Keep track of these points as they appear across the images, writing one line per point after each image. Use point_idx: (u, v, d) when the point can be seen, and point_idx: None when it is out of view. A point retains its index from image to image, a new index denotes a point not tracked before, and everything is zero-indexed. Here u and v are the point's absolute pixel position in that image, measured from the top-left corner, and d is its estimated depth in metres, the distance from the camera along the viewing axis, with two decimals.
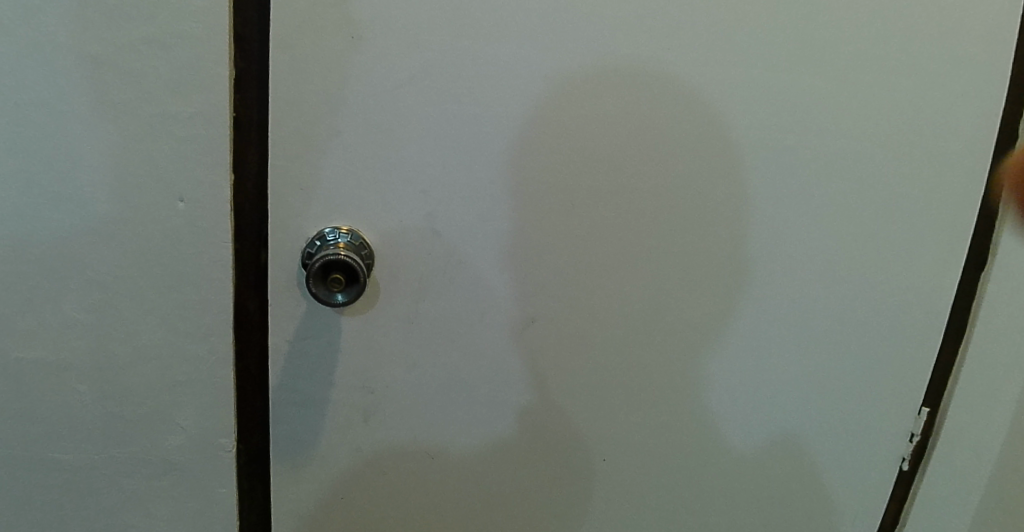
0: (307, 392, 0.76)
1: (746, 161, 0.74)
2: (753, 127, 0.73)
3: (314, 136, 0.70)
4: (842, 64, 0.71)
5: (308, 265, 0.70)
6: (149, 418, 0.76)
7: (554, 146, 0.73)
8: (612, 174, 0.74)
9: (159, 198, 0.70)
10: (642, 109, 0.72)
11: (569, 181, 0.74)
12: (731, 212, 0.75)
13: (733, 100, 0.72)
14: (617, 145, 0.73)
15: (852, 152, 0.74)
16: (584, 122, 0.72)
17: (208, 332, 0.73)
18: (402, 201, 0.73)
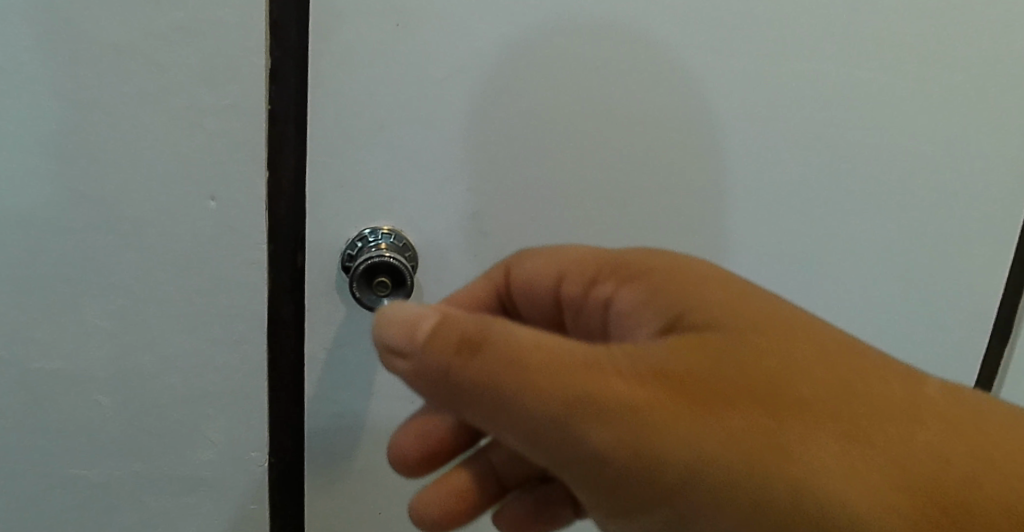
0: (346, 403, 0.72)
1: (801, 159, 0.70)
2: (799, 126, 0.69)
3: (355, 130, 0.65)
4: (899, 56, 0.68)
5: (350, 269, 0.66)
6: (174, 431, 0.71)
7: (587, 140, 0.68)
8: (666, 175, 0.70)
9: (189, 197, 0.65)
10: (689, 110, 0.68)
11: (602, 177, 0.69)
12: (788, 206, 0.72)
13: (778, 101, 0.68)
14: (667, 146, 0.69)
15: (905, 150, 0.71)
16: (630, 124, 0.68)
17: (241, 337, 0.69)
18: (445, 201, 0.68)
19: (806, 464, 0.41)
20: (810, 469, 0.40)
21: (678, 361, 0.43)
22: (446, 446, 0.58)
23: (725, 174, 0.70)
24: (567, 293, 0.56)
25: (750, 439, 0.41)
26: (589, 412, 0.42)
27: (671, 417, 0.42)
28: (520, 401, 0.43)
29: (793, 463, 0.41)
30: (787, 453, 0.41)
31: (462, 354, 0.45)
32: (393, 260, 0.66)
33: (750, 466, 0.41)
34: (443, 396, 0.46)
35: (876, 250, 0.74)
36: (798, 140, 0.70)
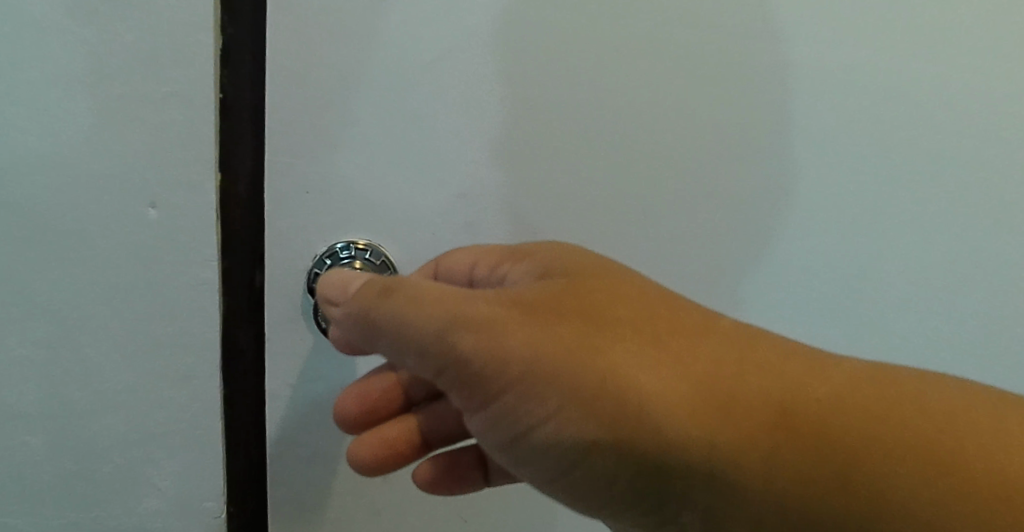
0: (316, 446, 0.61)
1: (874, 174, 0.56)
2: (869, 134, 0.55)
3: (322, 125, 0.54)
4: (1003, 47, 0.54)
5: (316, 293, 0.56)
6: (117, 477, 0.60)
7: (602, 142, 0.56)
8: (702, 180, 0.56)
9: (125, 204, 0.54)
10: (731, 100, 0.55)
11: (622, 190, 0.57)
12: (858, 231, 0.57)
13: (844, 102, 0.55)
14: (704, 143, 0.56)
15: (1006, 165, 0.56)
16: (656, 116, 0.55)
17: (190, 370, 0.58)
18: (433, 209, 0.57)
19: (682, 402, 0.36)
20: (686, 408, 0.36)
21: (559, 293, 0.40)
22: (375, 393, 0.54)
23: (780, 176, 0.56)
24: (478, 277, 0.48)
25: (626, 373, 0.37)
26: (465, 330, 0.39)
27: (544, 345, 0.38)
28: (404, 314, 0.41)
29: (669, 399, 0.36)
30: (664, 392, 0.36)
31: (380, 289, 0.43)
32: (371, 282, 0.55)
33: (626, 402, 0.37)
34: (355, 331, 0.44)
35: (973, 285, 0.59)
36: (876, 137, 0.55)
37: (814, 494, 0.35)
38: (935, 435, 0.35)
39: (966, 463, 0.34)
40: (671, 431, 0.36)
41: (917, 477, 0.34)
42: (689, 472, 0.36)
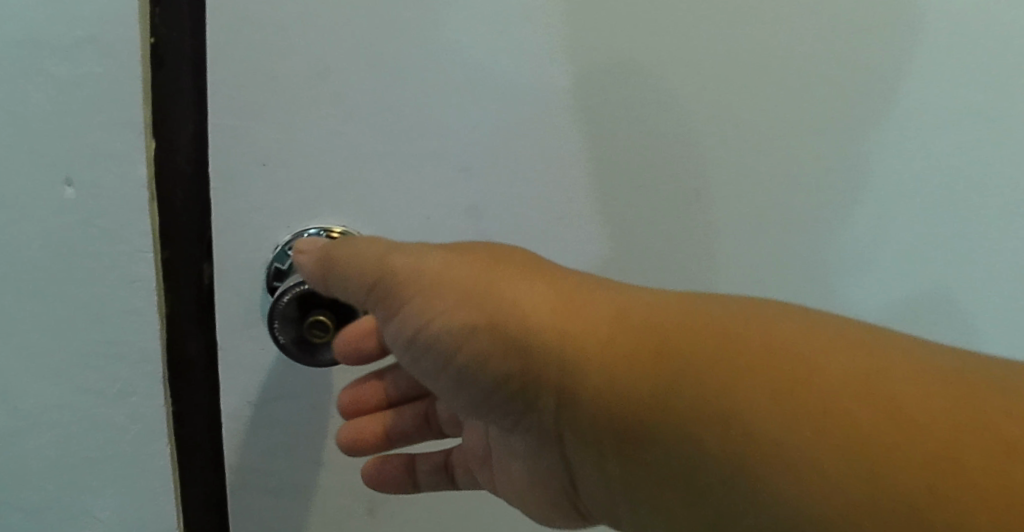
0: (284, 478, 0.49)
1: (960, 129, 0.46)
2: (957, 81, 0.46)
3: (281, 77, 0.42)
4: None
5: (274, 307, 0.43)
6: (47, 512, 0.50)
7: (636, 95, 0.44)
8: (761, 147, 0.46)
9: (35, 180, 0.43)
10: (796, 48, 0.44)
11: (660, 154, 0.46)
12: (941, 197, 0.48)
13: (929, 43, 0.45)
14: (767, 101, 0.45)
15: None
16: (705, 69, 0.44)
17: (128, 385, 0.47)
18: (427, 185, 0.45)
19: (559, 333, 0.36)
20: (563, 339, 0.36)
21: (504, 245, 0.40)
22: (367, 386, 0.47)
23: (857, 139, 0.46)
24: None
25: (507, 301, 0.37)
26: (402, 255, 0.40)
27: (466, 273, 0.39)
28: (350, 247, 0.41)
29: (550, 330, 0.37)
30: (542, 323, 0.37)
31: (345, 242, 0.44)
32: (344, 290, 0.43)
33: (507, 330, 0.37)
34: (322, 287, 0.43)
35: None
36: (965, 84, 0.46)
37: (701, 447, 0.33)
38: (863, 404, 0.31)
39: (892, 435, 0.30)
40: (548, 359, 0.37)
41: (830, 450, 0.31)
42: (569, 402, 0.36)
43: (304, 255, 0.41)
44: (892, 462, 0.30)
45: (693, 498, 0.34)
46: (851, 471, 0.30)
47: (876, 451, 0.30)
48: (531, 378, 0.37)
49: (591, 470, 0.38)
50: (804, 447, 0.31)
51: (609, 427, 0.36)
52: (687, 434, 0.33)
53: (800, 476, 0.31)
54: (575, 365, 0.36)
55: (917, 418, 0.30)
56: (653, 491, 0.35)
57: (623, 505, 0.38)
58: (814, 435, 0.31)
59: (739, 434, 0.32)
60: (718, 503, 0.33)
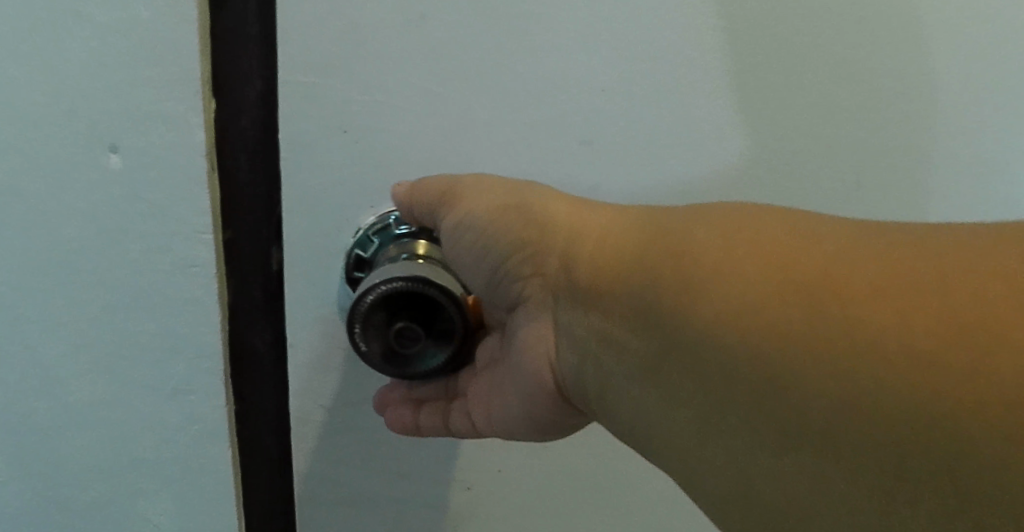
0: (361, 487, 0.43)
1: None
2: None
3: (367, 26, 0.35)
4: None
5: (358, 312, 0.34)
6: (98, 517, 0.45)
7: (792, 57, 0.37)
8: (924, 122, 0.39)
9: (76, 148, 0.37)
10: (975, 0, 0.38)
11: (819, 129, 0.39)
12: None
13: None
14: (931, 66, 0.38)
15: None
16: (874, 23, 0.37)
17: (184, 383, 0.41)
18: (538, 162, 0.38)
19: (559, 208, 0.35)
20: (565, 212, 0.35)
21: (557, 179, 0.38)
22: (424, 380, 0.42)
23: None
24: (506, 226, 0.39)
25: (523, 184, 0.36)
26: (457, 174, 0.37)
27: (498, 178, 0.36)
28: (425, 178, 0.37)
29: (550, 211, 0.35)
30: (546, 198, 0.35)
31: None
32: (435, 289, 0.34)
33: (515, 207, 0.35)
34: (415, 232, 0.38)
35: None
36: None
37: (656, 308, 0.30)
38: (828, 263, 0.27)
39: (857, 298, 0.25)
40: (538, 229, 0.35)
41: (783, 312, 0.27)
42: (561, 275, 0.35)
43: (399, 189, 0.37)
44: (848, 327, 0.25)
45: (652, 366, 0.31)
46: (798, 334, 0.26)
47: (835, 314, 0.25)
48: (526, 253, 0.36)
49: (567, 347, 0.35)
50: (757, 309, 0.27)
51: (586, 292, 0.34)
52: (649, 295, 0.31)
53: (742, 338, 0.27)
54: (559, 232, 0.35)
55: (885, 280, 0.25)
56: (614, 359, 0.33)
57: (593, 384, 0.34)
58: (768, 295, 0.27)
59: (697, 294, 0.29)
60: (672, 371, 0.30)
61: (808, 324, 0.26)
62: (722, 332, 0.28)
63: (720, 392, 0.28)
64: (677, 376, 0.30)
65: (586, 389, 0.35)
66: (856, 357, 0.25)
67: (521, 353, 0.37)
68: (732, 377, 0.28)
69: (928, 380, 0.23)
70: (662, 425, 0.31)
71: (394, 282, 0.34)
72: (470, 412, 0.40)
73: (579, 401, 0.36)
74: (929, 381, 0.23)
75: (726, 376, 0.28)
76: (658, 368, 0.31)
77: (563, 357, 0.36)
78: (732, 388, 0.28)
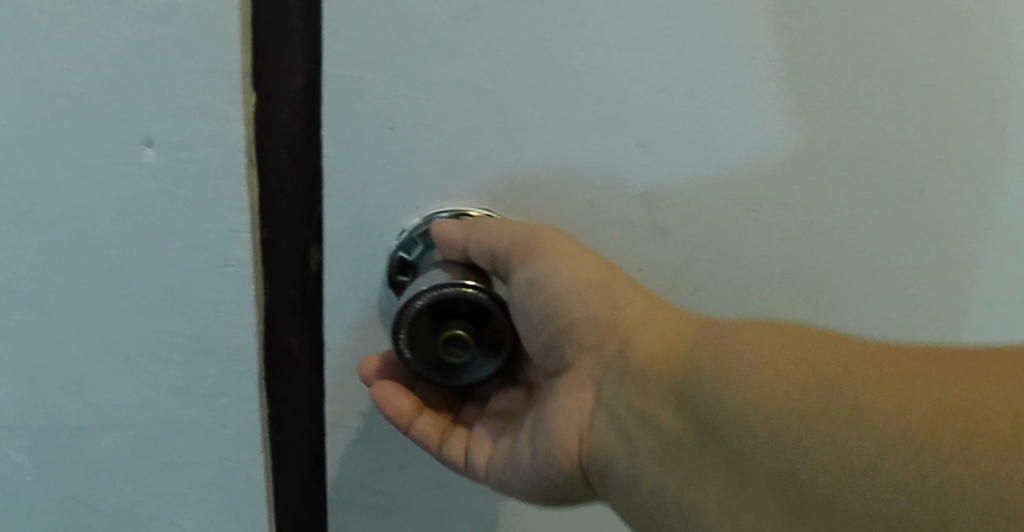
0: (395, 493, 0.42)
1: None
2: None
3: (419, 18, 0.33)
4: None
5: (408, 316, 0.34)
6: (126, 517, 0.44)
7: (867, 64, 0.35)
8: (1004, 137, 0.37)
9: (109, 140, 0.35)
10: None
11: (890, 141, 0.36)
12: None
13: None
14: (1021, 79, 0.36)
15: None
16: (961, 32, 0.35)
17: (217, 386, 0.40)
18: (593, 164, 0.36)
19: (614, 284, 0.35)
20: (624, 292, 0.35)
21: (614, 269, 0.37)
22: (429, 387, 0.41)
23: None
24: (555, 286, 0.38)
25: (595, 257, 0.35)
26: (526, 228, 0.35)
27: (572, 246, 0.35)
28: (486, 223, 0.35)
29: (612, 291, 0.35)
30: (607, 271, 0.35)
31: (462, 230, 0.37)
32: (485, 296, 0.35)
33: (587, 280, 0.35)
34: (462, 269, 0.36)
35: None
36: None
37: (688, 392, 0.31)
38: (847, 364, 0.27)
39: (876, 397, 0.25)
40: (593, 301, 0.35)
41: (804, 408, 0.27)
42: (605, 350, 0.35)
43: (447, 229, 0.35)
44: (863, 430, 0.25)
45: (682, 450, 0.31)
46: (816, 429, 0.26)
47: (851, 414, 0.25)
48: (580, 324, 0.35)
49: (602, 421, 0.34)
50: (779, 402, 0.27)
51: (627, 367, 0.34)
52: (682, 379, 0.31)
53: (764, 431, 0.27)
54: (614, 308, 0.34)
55: (904, 383, 0.25)
56: (645, 437, 0.32)
57: (618, 462, 0.33)
58: (791, 391, 0.27)
59: (723, 383, 0.29)
60: (703, 457, 0.30)
61: (824, 421, 0.26)
62: (744, 423, 0.28)
63: (749, 488, 0.28)
64: (705, 463, 0.30)
65: (609, 467, 0.34)
66: (869, 457, 0.25)
67: (550, 418, 0.36)
68: (756, 470, 0.28)
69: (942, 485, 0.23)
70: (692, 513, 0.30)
71: (443, 289, 0.34)
72: (469, 444, 0.39)
73: (600, 480, 0.35)
74: (939, 482, 0.23)
75: (750, 469, 0.28)
76: (688, 454, 0.31)
77: (594, 431, 0.35)
78: (742, 466, 0.28)
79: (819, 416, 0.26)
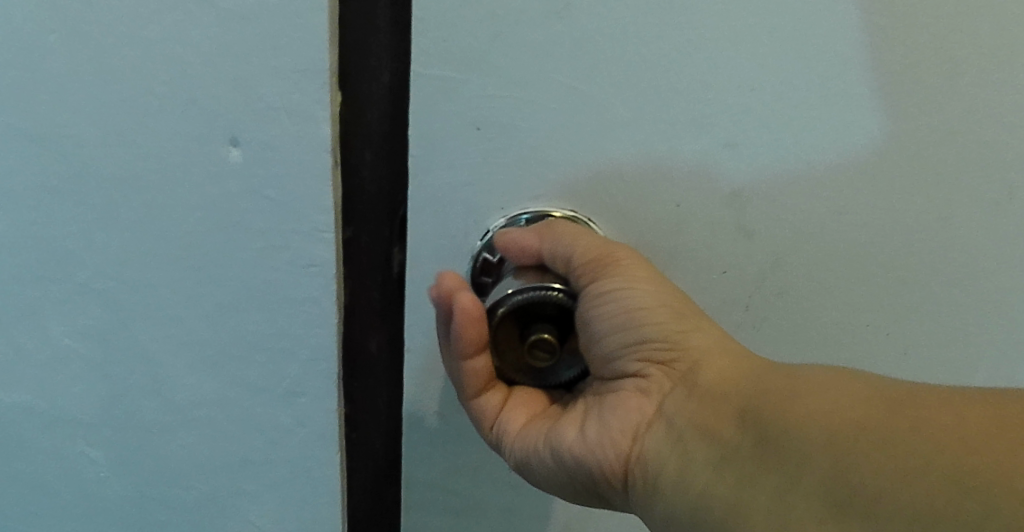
0: (469, 489, 0.43)
1: None
2: None
3: (511, 18, 0.32)
4: None
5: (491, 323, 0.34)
6: (201, 509, 0.44)
7: (974, 64, 0.34)
8: None
9: (192, 140, 0.35)
10: None
11: (991, 143, 0.35)
12: None
13: None
14: None
15: None
16: None
17: (296, 383, 0.40)
18: (679, 165, 0.36)
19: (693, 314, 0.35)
20: (698, 322, 0.35)
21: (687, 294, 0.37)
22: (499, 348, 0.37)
23: None
24: None
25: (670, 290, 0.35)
26: (599, 239, 0.35)
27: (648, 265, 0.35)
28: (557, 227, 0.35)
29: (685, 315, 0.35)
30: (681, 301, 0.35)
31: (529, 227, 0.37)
32: (570, 300, 0.35)
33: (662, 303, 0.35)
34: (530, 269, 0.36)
35: None
36: None
37: (754, 413, 0.31)
38: (927, 401, 0.27)
39: (938, 434, 0.26)
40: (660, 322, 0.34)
41: (872, 430, 0.27)
42: (674, 373, 0.35)
43: (516, 234, 0.35)
44: (923, 455, 0.26)
45: (732, 461, 0.31)
46: (877, 450, 0.27)
47: (917, 442, 0.26)
48: (648, 344, 0.35)
49: (656, 435, 0.34)
50: (852, 426, 0.28)
51: (694, 389, 0.34)
52: (752, 399, 0.31)
53: (827, 443, 0.28)
54: (687, 335, 0.34)
55: (974, 423, 0.25)
56: (700, 450, 0.32)
57: (667, 472, 0.33)
58: (866, 417, 0.28)
59: (798, 406, 0.30)
60: (753, 466, 0.30)
61: (890, 439, 0.27)
62: (807, 436, 0.29)
63: (798, 492, 0.28)
64: (753, 471, 0.30)
65: (650, 476, 0.34)
66: (921, 482, 0.25)
67: (599, 425, 0.36)
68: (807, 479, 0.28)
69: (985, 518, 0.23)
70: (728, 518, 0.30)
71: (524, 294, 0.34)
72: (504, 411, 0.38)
73: (638, 492, 0.34)
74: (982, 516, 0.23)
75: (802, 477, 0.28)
76: (737, 462, 0.31)
77: (644, 444, 0.34)
78: (804, 472, 0.28)
79: (887, 438, 0.27)
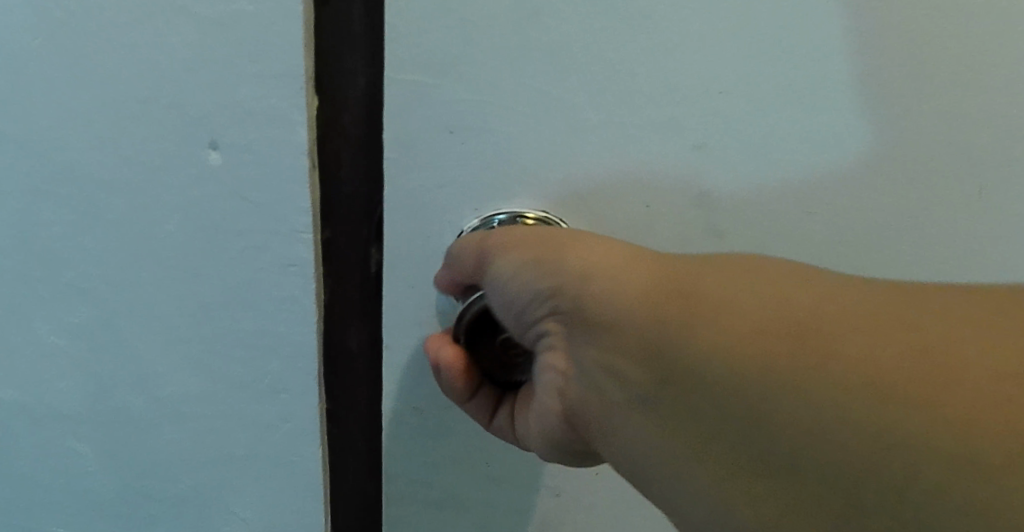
0: (449, 482, 0.44)
1: None
2: None
3: (483, 26, 0.33)
4: None
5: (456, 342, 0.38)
6: (189, 502, 0.45)
7: (939, 71, 0.34)
8: None
9: (173, 145, 0.36)
10: None
11: (957, 148, 0.36)
12: None
13: None
14: None
15: None
16: None
17: (279, 380, 0.41)
18: (650, 168, 0.36)
19: (586, 244, 0.32)
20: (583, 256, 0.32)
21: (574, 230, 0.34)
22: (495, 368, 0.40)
23: None
24: None
25: (556, 231, 0.33)
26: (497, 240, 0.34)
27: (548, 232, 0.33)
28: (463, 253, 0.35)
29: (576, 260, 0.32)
30: (570, 237, 0.33)
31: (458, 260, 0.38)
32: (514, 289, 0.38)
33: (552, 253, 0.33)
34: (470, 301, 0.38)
35: None
36: None
37: (683, 351, 0.28)
38: (840, 338, 0.26)
39: (894, 352, 0.25)
40: (551, 275, 0.32)
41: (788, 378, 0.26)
42: (565, 316, 0.32)
43: (441, 277, 0.37)
44: (895, 379, 0.25)
45: (685, 411, 0.29)
46: (808, 396, 0.26)
47: (853, 371, 0.25)
48: (541, 296, 0.33)
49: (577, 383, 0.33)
50: (801, 362, 0.26)
51: (591, 331, 0.31)
52: (672, 332, 0.29)
53: (789, 390, 0.26)
54: (574, 275, 0.32)
55: (896, 366, 0.25)
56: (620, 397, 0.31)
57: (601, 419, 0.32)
58: (806, 353, 0.26)
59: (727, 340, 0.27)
60: (677, 414, 0.29)
61: (853, 374, 0.25)
62: (760, 381, 0.27)
63: (727, 441, 0.28)
64: (693, 410, 0.28)
65: (608, 428, 0.32)
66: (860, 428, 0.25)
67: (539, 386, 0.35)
68: (782, 427, 0.26)
69: (990, 431, 0.23)
70: (682, 459, 0.29)
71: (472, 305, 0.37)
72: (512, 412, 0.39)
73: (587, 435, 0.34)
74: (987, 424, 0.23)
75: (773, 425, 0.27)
76: (691, 410, 0.28)
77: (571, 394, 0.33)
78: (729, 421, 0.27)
79: (848, 374, 0.25)
